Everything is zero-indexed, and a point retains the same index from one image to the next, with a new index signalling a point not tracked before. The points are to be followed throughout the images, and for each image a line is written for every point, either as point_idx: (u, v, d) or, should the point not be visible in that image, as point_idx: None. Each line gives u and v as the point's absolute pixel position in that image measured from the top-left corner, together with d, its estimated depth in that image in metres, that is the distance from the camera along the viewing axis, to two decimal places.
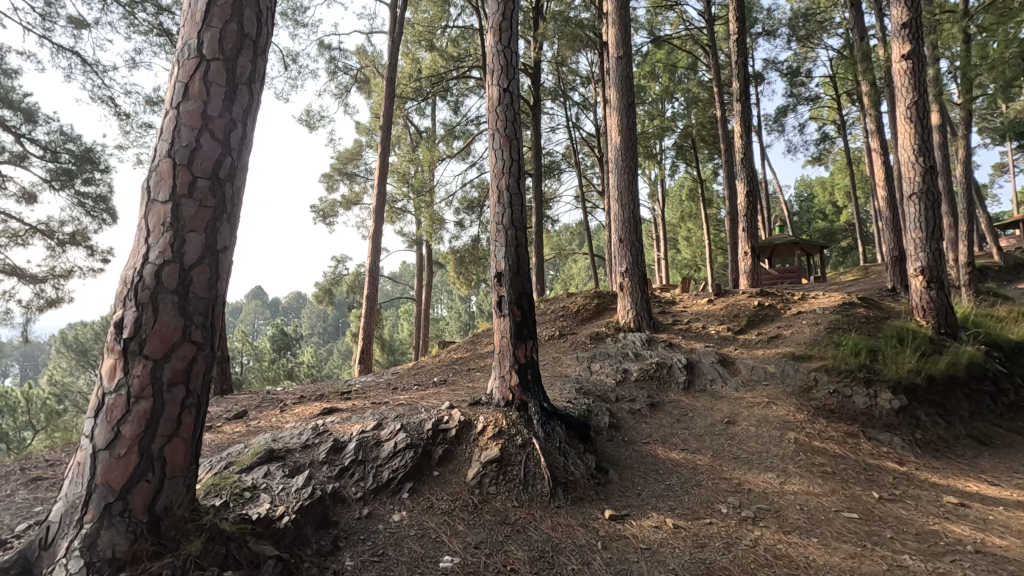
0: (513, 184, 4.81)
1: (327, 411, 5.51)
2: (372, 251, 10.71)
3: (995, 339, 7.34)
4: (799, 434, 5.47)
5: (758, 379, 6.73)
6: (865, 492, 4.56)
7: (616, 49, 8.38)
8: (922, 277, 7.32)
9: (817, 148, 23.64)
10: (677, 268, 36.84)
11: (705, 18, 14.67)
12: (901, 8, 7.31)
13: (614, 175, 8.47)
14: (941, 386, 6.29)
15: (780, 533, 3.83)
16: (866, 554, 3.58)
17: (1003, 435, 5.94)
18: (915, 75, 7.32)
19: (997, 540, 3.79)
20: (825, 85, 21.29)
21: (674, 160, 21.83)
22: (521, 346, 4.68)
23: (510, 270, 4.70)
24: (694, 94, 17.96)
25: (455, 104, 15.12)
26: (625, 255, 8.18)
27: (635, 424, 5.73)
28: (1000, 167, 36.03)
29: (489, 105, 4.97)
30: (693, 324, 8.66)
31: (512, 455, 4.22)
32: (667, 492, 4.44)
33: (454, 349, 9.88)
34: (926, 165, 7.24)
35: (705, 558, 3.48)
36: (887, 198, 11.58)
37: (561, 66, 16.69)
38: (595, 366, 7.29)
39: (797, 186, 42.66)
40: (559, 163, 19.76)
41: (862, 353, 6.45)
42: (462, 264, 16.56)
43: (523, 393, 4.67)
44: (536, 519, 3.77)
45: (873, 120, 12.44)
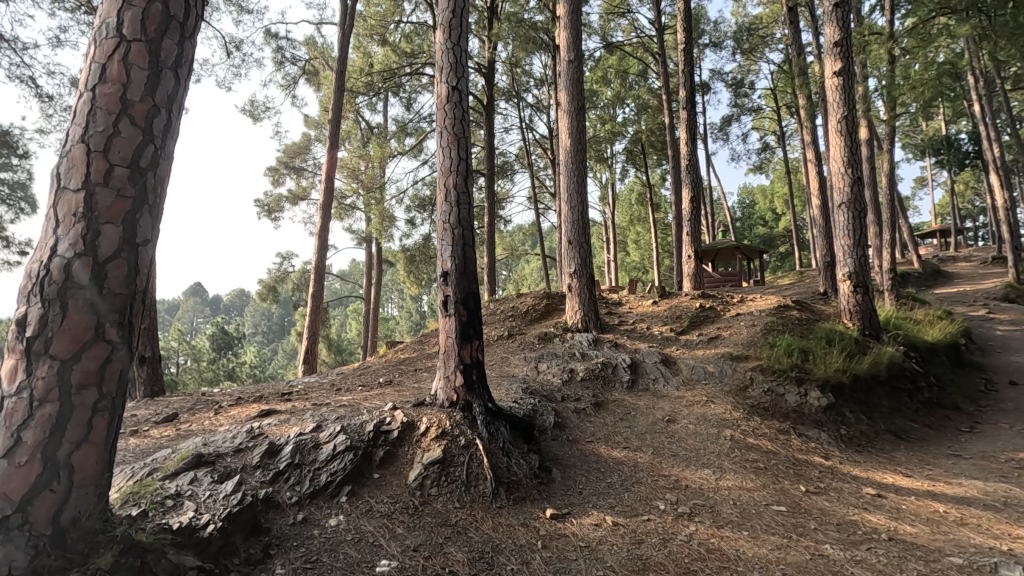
0: (461, 184, 4.76)
1: (263, 413, 5.31)
2: (319, 248, 10.39)
3: (914, 340, 7.88)
4: (734, 431, 5.69)
5: (699, 379, 6.95)
6: (793, 485, 4.78)
7: (568, 52, 8.49)
8: (849, 282, 7.76)
9: (759, 157, 24.74)
10: (627, 270, 37.70)
11: (655, 27, 15.06)
12: (834, 27, 7.71)
13: (564, 177, 8.57)
14: (865, 384, 6.68)
15: (713, 528, 3.95)
16: (792, 545, 3.75)
17: (917, 430, 6.37)
18: (845, 91, 7.76)
19: (907, 528, 4.06)
20: (766, 97, 22.33)
21: (624, 164, 22.31)
22: (467, 345, 4.64)
23: (457, 269, 4.65)
24: (644, 100, 18.44)
25: (407, 101, 14.88)
26: (574, 255, 8.28)
27: (579, 423, 5.79)
28: (921, 181, 38.98)
29: (437, 103, 4.89)
30: (638, 325, 8.85)
31: (455, 457, 4.18)
32: (608, 490, 4.51)
33: (401, 349, 9.74)
34: (854, 176, 7.68)
35: (642, 555, 3.56)
36: (821, 207, 12.26)
37: (515, 67, 16.72)
38: (542, 365, 7.34)
39: (739, 192, 44.55)
40: (512, 164, 19.86)
41: (794, 353, 6.79)
42: (413, 263, 16.36)
43: (468, 394, 4.63)
44: (477, 520, 3.75)
45: (809, 132, 13.13)
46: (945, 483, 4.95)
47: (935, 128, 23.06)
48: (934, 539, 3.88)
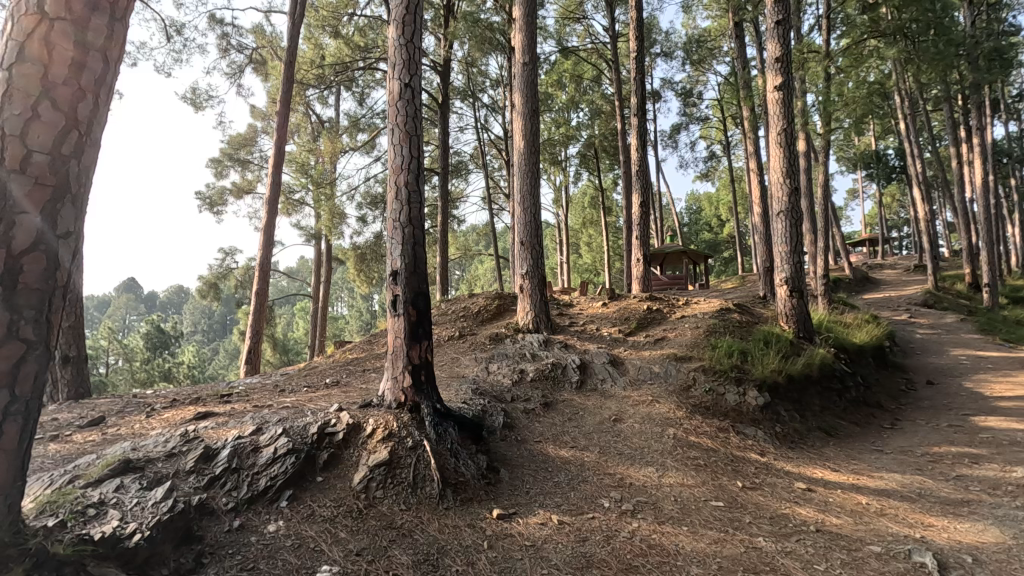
0: (412, 182, 4.70)
1: (200, 416, 5.08)
2: (264, 243, 10.01)
3: (844, 342, 8.36)
4: (677, 430, 5.87)
5: (645, 379, 7.13)
6: (731, 481, 4.98)
7: (523, 54, 8.52)
8: (786, 287, 8.16)
9: (706, 165, 25.67)
10: (579, 272, 38.27)
11: (610, 34, 15.37)
12: (775, 43, 8.09)
13: (517, 178, 8.61)
14: (798, 384, 7.04)
15: (655, 524, 4.07)
16: (728, 538, 3.91)
17: (845, 427, 6.77)
18: (785, 105, 8.15)
19: (834, 520, 4.30)
20: (713, 107, 23.19)
21: (578, 168, 22.66)
22: (416, 346, 4.60)
23: (406, 268, 4.60)
24: (597, 105, 18.82)
25: (360, 96, 14.58)
26: (526, 256, 8.33)
27: (528, 424, 5.83)
28: (853, 193, 41.54)
29: (389, 99, 4.80)
30: (588, 326, 8.99)
31: (401, 458, 4.12)
32: (554, 489, 4.56)
33: (350, 349, 9.52)
34: (792, 186, 8.09)
35: (586, 552, 3.62)
36: (761, 215, 12.83)
37: (471, 66, 16.67)
38: (492, 366, 7.36)
39: (687, 199, 46.05)
40: (467, 164, 19.81)
41: (734, 354, 7.07)
42: (364, 261, 16.05)
43: (416, 395, 4.58)
44: (423, 522, 3.71)
45: (752, 142, 13.73)
46: (868, 477, 5.28)
47: (866, 144, 24.61)
48: (857, 530, 4.13)
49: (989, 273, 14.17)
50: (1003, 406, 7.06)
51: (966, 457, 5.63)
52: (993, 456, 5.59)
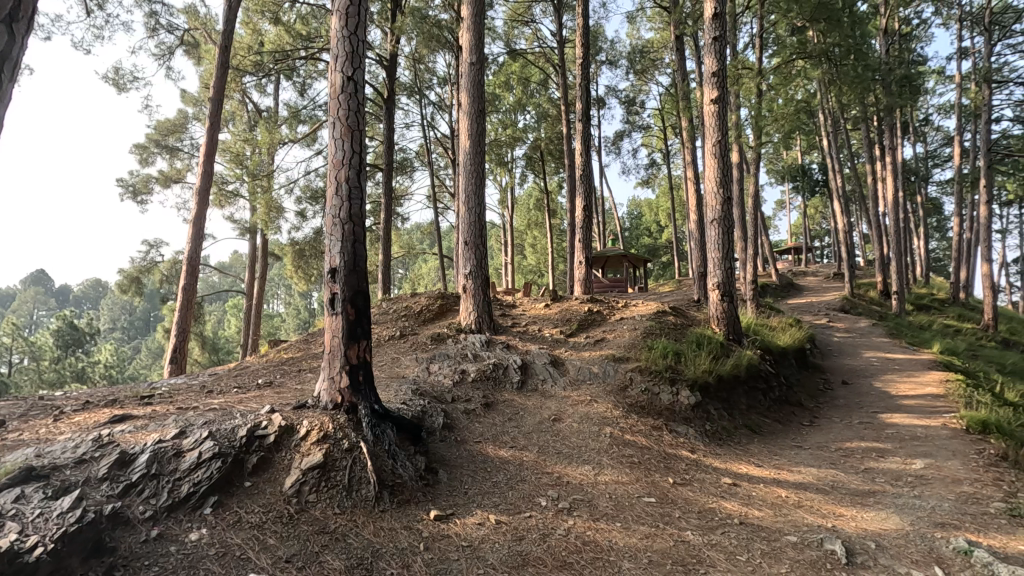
0: (353, 177, 4.59)
1: (116, 420, 4.74)
2: (192, 236, 9.47)
3: (769, 344, 8.86)
4: (614, 428, 6.04)
5: (584, 379, 7.28)
6: (662, 478, 5.17)
7: (470, 54, 8.50)
8: (718, 291, 8.55)
9: (647, 172, 26.53)
10: (523, 273, 38.55)
11: (557, 39, 15.58)
12: (712, 58, 8.46)
13: (462, 178, 8.57)
14: (727, 383, 7.40)
15: (590, 521, 4.16)
16: (659, 533, 4.05)
17: (768, 424, 7.17)
18: (720, 117, 8.55)
19: (756, 513, 4.55)
20: (655, 116, 24.00)
21: (524, 170, 22.84)
22: (354, 345, 4.51)
23: (345, 266, 4.49)
24: (544, 109, 19.07)
25: (300, 86, 14.08)
26: (469, 256, 8.32)
27: (468, 424, 5.82)
28: (780, 204, 44.12)
29: (330, 91, 4.64)
30: (530, 327, 9.08)
31: (336, 461, 4.01)
32: (492, 489, 4.57)
33: (284, 349, 9.17)
34: (725, 196, 8.50)
35: (522, 551, 3.65)
36: (697, 222, 13.40)
37: (418, 63, 16.45)
38: (433, 366, 7.30)
39: (628, 204, 47.38)
40: (412, 161, 19.54)
41: (669, 355, 7.34)
42: (302, 258, 15.51)
43: (354, 395, 4.47)
44: (358, 525, 3.62)
45: (690, 151, 14.30)
46: (787, 471, 5.63)
47: (793, 157, 26.18)
48: (776, 521, 4.39)
49: (897, 282, 15.41)
50: (906, 403, 7.71)
51: (874, 451, 6.10)
52: (896, 450, 6.08)
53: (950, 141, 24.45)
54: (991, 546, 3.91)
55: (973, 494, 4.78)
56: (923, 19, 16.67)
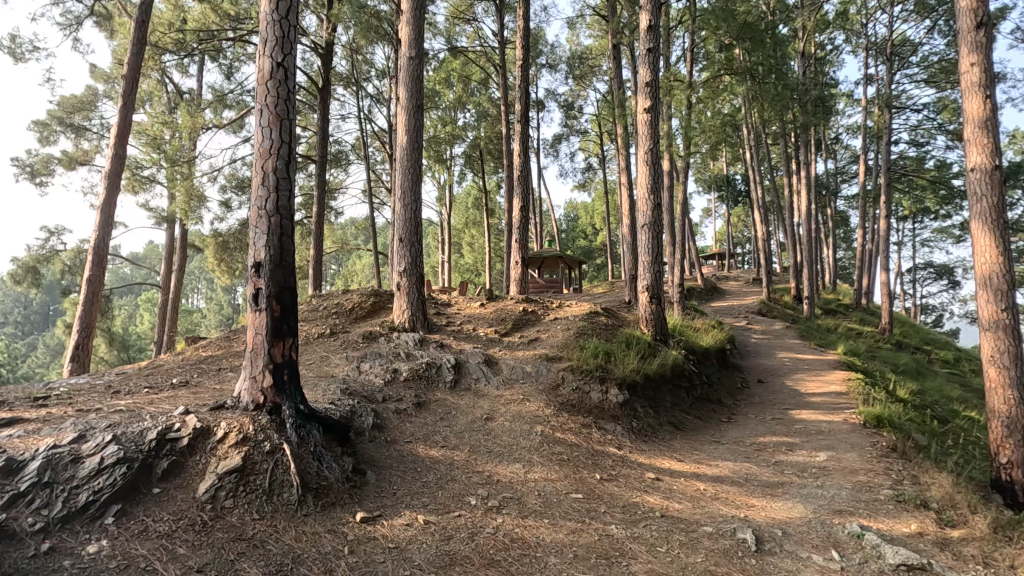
0: (282, 168, 4.39)
1: (3, 423, 4.29)
2: (100, 224, 8.73)
3: (692, 345, 9.30)
4: (545, 427, 6.13)
5: (517, 378, 7.32)
6: (589, 474, 5.30)
7: (409, 48, 8.34)
8: (647, 293, 8.87)
9: (583, 175, 27.15)
10: (460, 272, 38.29)
11: (498, 38, 15.62)
12: (646, 69, 8.77)
13: (398, 173, 8.40)
14: (653, 382, 7.70)
15: (518, 518, 4.21)
16: (584, 528, 4.16)
17: (690, 421, 7.52)
18: (652, 126, 8.88)
19: (676, 506, 4.77)
20: (592, 122, 24.57)
21: (462, 168, 22.71)
22: (278, 344, 4.33)
23: (271, 260, 4.30)
24: (484, 108, 19.07)
25: (227, 69, 13.32)
26: (404, 254, 8.18)
27: (399, 424, 5.72)
28: (707, 212, 46.52)
29: (258, 77, 4.41)
30: (465, 326, 9.04)
31: (256, 464, 3.82)
32: (422, 489, 4.52)
33: (202, 347, 8.63)
34: (655, 202, 8.84)
35: (450, 550, 3.63)
36: (629, 226, 13.86)
37: (355, 53, 15.96)
38: (364, 365, 7.11)
39: (566, 207, 48.27)
40: (347, 154, 18.98)
41: (600, 354, 7.54)
42: (226, 250, 14.70)
43: (277, 395, 4.29)
44: (278, 531, 3.47)
45: (624, 157, 14.75)
46: (706, 465, 5.93)
47: (719, 168, 27.62)
48: (694, 513, 4.63)
49: (808, 288, 16.62)
50: (813, 400, 8.32)
51: (784, 445, 6.55)
52: (803, 443, 6.55)
53: (857, 159, 26.63)
54: (880, 530, 4.30)
55: (867, 482, 5.24)
56: (836, 46, 18.04)
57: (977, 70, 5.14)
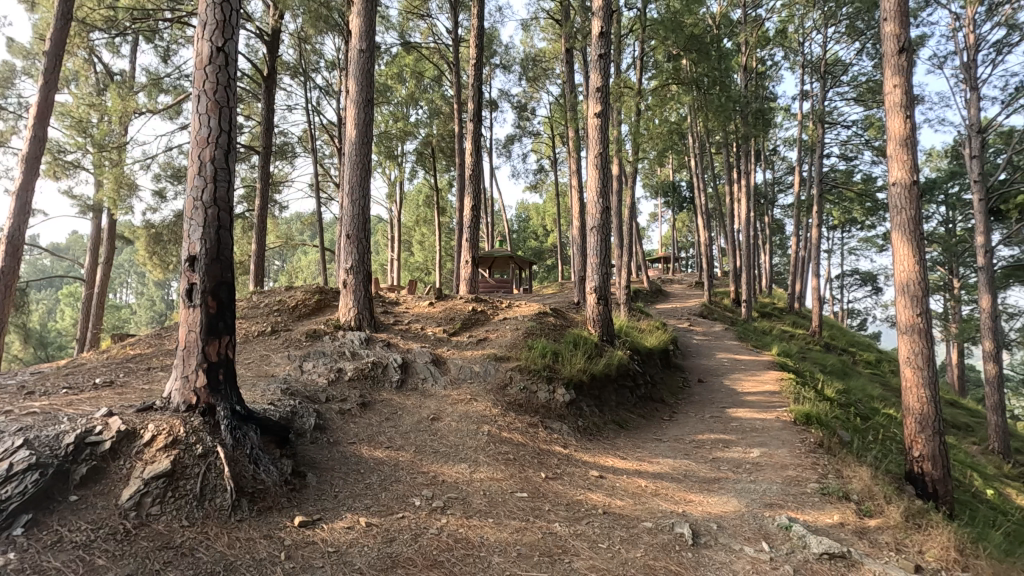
0: (220, 158, 4.18)
1: None
2: (15, 212, 8.06)
3: (637, 345, 9.55)
4: (492, 427, 6.13)
5: (465, 378, 7.28)
6: (535, 473, 5.35)
7: (360, 40, 8.14)
8: (595, 295, 9.03)
9: (535, 177, 27.35)
10: (409, 270, 37.75)
11: (452, 36, 15.50)
12: (597, 74, 8.92)
13: (346, 168, 8.19)
14: (599, 382, 7.85)
15: (462, 518, 4.19)
16: (528, 527, 4.19)
17: (634, 419, 7.71)
18: (602, 131, 9.05)
19: (617, 502, 4.88)
20: (544, 124, 24.81)
21: (414, 165, 22.41)
22: (214, 342, 4.14)
23: (207, 255, 4.09)
24: (436, 105, 18.90)
25: (163, 52, 12.59)
26: (351, 251, 7.98)
27: (342, 425, 5.57)
28: (654, 217, 47.94)
29: (195, 62, 4.18)
30: (413, 325, 8.91)
31: (186, 468, 3.63)
32: (365, 491, 4.41)
33: (130, 345, 8.12)
34: (604, 205, 9.01)
35: (392, 553, 3.56)
36: (578, 228, 14.07)
37: (303, 42, 15.45)
38: (306, 365, 6.88)
39: (517, 207, 48.50)
40: (293, 146, 18.35)
41: (547, 354, 7.61)
42: (159, 243, 13.92)
43: (211, 396, 4.09)
44: (209, 538, 3.30)
45: (575, 160, 14.96)
46: (648, 463, 6.09)
47: (666, 174, 28.50)
48: (635, 509, 4.74)
49: (747, 291, 17.36)
50: (749, 399, 8.71)
51: (721, 442, 6.82)
52: (738, 440, 6.84)
53: (792, 170, 28.10)
54: (806, 521, 4.55)
55: (796, 476, 5.53)
56: (775, 62, 18.95)
57: (899, 91, 5.52)
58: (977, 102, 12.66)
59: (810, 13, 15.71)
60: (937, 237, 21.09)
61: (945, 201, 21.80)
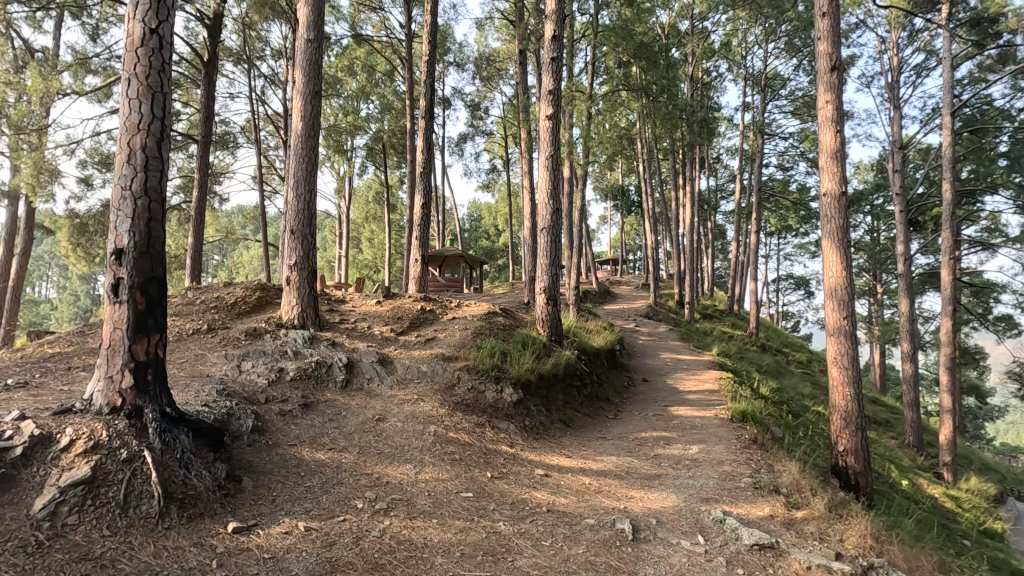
0: (153, 146, 3.96)
1: None
2: None
3: (584, 345, 9.71)
4: (438, 426, 6.08)
5: (412, 378, 7.19)
6: (481, 473, 5.35)
7: (308, 30, 7.90)
8: (544, 295, 9.11)
9: (487, 176, 27.36)
10: (357, 268, 36.93)
11: (405, 30, 15.26)
12: (550, 77, 9.01)
13: (292, 161, 7.92)
14: (546, 382, 7.93)
15: (406, 520, 4.14)
16: (473, 526, 4.18)
17: (580, 418, 7.85)
18: (553, 133, 9.14)
19: (561, 500, 4.95)
20: (497, 124, 24.86)
21: (363, 160, 21.94)
22: (142, 340, 3.91)
23: (136, 248, 3.87)
24: (388, 100, 18.60)
25: (92, 30, 11.78)
26: (295, 247, 7.73)
27: (282, 426, 5.39)
28: (603, 220, 48.96)
29: (126, 42, 3.92)
30: (359, 324, 8.72)
31: (108, 475, 3.42)
32: (304, 494, 4.28)
33: (48, 343, 7.55)
34: (554, 207, 9.12)
35: (331, 557, 3.47)
36: (529, 229, 14.17)
37: (248, 28, 14.83)
38: (245, 364, 6.61)
39: (469, 207, 48.35)
40: (235, 135, 17.58)
41: (496, 354, 7.62)
42: (83, 233, 13.03)
43: (138, 398, 3.87)
44: (133, 548, 3.12)
45: (526, 162, 15.05)
46: (592, 460, 6.22)
47: (615, 178, 29.15)
48: (578, 507, 4.82)
49: (690, 294, 17.98)
50: (689, 398, 9.04)
51: (662, 439, 7.04)
52: (679, 437, 7.08)
53: (733, 178, 29.36)
54: (739, 514, 4.75)
55: (731, 471, 5.78)
56: (719, 73, 19.73)
57: (831, 107, 5.86)
58: (898, 120, 13.62)
59: (752, 29, 16.46)
60: (863, 246, 22.55)
61: (870, 212, 23.33)
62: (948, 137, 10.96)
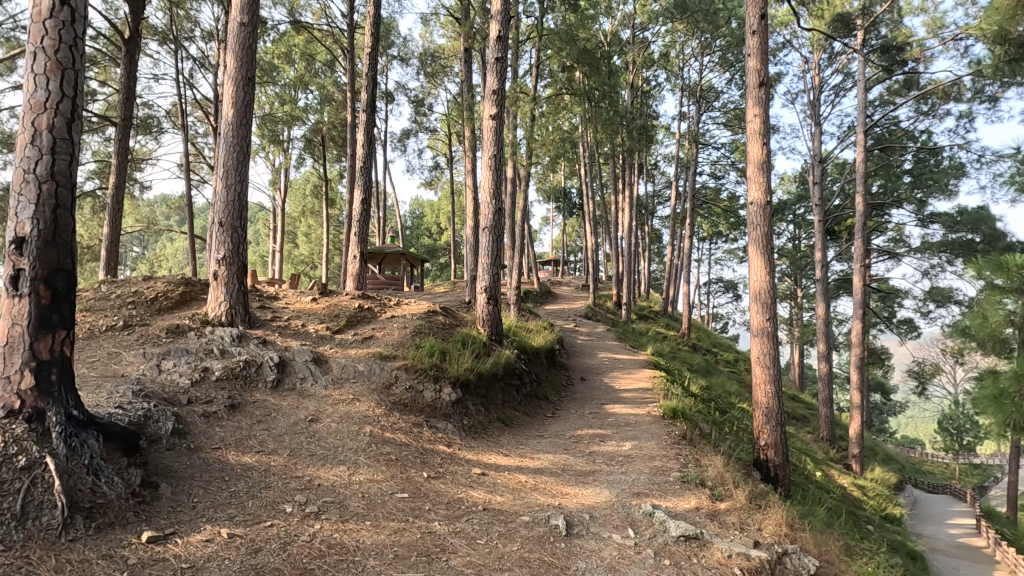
0: (61, 127, 3.65)
1: None
2: None
3: (524, 345, 9.79)
4: (374, 427, 5.96)
5: (348, 378, 6.99)
6: (417, 473, 5.29)
7: (241, 12, 7.52)
8: (485, 295, 9.10)
9: (430, 173, 27.03)
10: (292, 263, 35.62)
11: (347, 20, 14.82)
12: (494, 76, 9.00)
13: (222, 149, 7.53)
14: (485, 381, 7.95)
15: (338, 523, 4.03)
16: (407, 527, 4.13)
17: (518, 417, 7.91)
18: (496, 133, 9.15)
19: (497, 499, 4.98)
20: (441, 121, 24.64)
21: (301, 152, 21.15)
22: (46, 337, 3.59)
23: (40, 237, 3.56)
24: (327, 91, 18.00)
25: None
26: (223, 239, 7.36)
27: (205, 429, 5.11)
28: (545, 221, 49.56)
29: (32, 13, 3.57)
30: (292, 322, 8.39)
31: (2, 484, 3.11)
32: (229, 500, 4.08)
33: None
34: (496, 206, 9.14)
35: (256, 564, 3.33)
36: (472, 227, 14.14)
37: (175, 6, 13.95)
38: (165, 364, 6.21)
39: (411, 204, 47.59)
40: (159, 120, 16.49)
41: (435, 354, 7.55)
42: None
43: (41, 399, 3.53)
44: (31, 564, 2.87)
45: (470, 160, 15.00)
46: (529, 458, 6.29)
47: (558, 180, 29.56)
48: (514, 505, 4.86)
49: (627, 295, 18.50)
50: (624, 396, 9.32)
51: (597, 437, 7.22)
52: (613, 434, 7.29)
53: (670, 185, 30.49)
54: (667, 507, 4.95)
55: (661, 466, 6.01)
56: (658, 83, 20.40)
57: (758, 121, 6.21)
58: (819, 136, 14.61)
59: (689, 41, 17.14)
60: (786, 252, 24.00)
61: (793, 221, 24.87)
62: (862, 154, 11.86)
